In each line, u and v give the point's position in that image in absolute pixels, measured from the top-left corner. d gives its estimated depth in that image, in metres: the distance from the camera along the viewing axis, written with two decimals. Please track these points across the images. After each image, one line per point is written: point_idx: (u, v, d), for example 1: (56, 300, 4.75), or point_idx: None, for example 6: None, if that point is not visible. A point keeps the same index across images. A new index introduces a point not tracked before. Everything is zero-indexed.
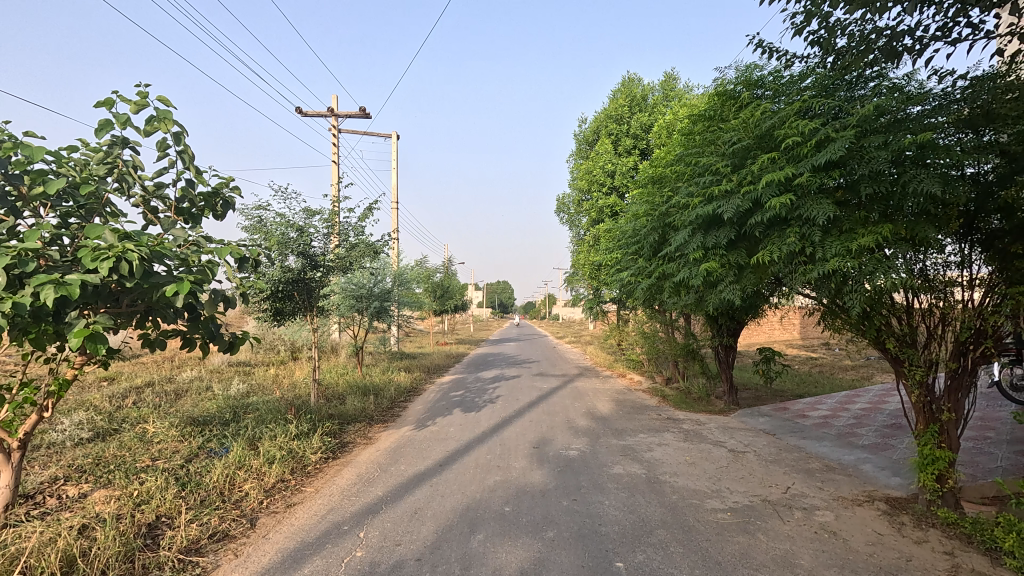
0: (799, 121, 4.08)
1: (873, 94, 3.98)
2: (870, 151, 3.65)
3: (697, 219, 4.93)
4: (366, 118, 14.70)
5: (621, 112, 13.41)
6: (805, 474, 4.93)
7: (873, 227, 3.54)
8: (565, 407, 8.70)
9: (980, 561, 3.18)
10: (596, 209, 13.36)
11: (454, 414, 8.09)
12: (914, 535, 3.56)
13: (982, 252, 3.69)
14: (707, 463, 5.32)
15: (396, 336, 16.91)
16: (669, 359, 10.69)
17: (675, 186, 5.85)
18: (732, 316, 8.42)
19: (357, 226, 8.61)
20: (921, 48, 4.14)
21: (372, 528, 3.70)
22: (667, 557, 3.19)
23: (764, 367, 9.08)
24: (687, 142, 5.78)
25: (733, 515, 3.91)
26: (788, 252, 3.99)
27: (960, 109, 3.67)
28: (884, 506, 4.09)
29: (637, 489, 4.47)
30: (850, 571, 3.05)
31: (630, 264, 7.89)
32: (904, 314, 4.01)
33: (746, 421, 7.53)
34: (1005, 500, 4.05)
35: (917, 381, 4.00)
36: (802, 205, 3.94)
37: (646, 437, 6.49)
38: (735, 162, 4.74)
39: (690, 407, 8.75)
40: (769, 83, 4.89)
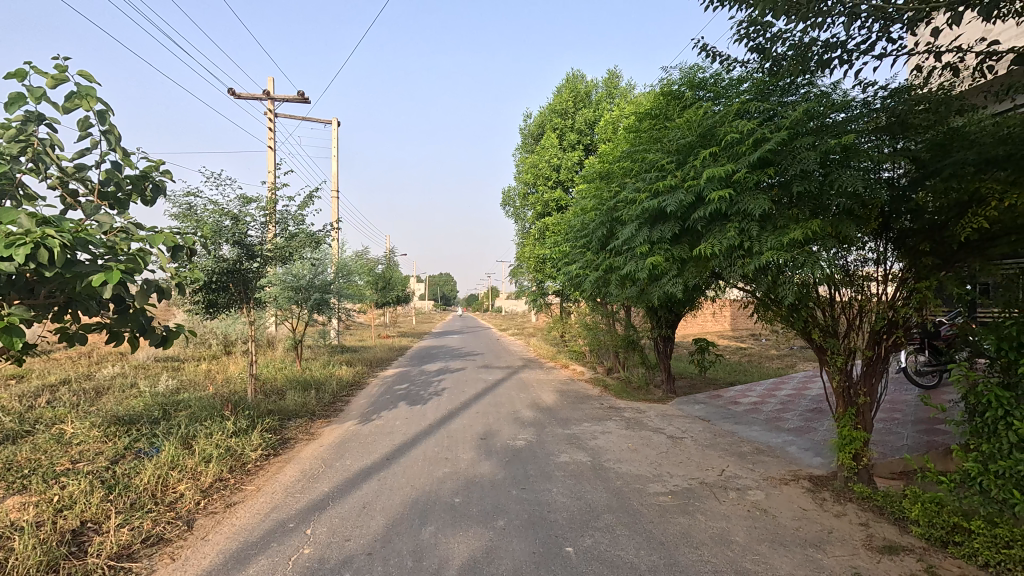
0: (739, 122, 4.25)
1: (804, 99, 4.22)
2: (802, 151, 3.87)
3: (643, 213, 5.04)
4: (305, 103, 14.12)
5: (565, 107, 13.57)
6: (738, 457, 5.23)
7: (804, 222, 3.76)
8: (510, 398, 8.79)
9: (890, 530, 3.50)
10: (541, 203, 13.48)
11: (399, 407, 7.99)
12: (834, 509, 3.87)
13: (895, 250, 4.04)
14: (647, 449, 5.55)
15: (336, 329, 16.49)
16: (611, 350, 11.00)
17: (622, 182, 5.93)
18: (672, 308, 8.77)
19: (297, 215, 8.22)
20: (848, 59, 4.42)
21: (320, 525, 3.61)
22: (614, 540, 3.31)
23: (699, 357, 9.54)
24: (633, 139, 5.85)
25: (674, 497, 4.10)
26: (727, 246, 4.17)
27: (878, 118, 4.00)
28: (808, 484, 4.42)
29: (583, 476, 4.60)
30: (780, 544, 3.28)
31: (577, 257, 8.00)
32: (828, 307, 4.32)
33: (683, 408, 7.89)
34: (911, 475, 4.46)
35: (837, 368, 4.33)
36: (740, 201, 4.10)
37: (590, 426, 6.67)
38: (680, 160, 4.85)
39: (631, 396, 9.07)
40: (710, 86, 5.06)
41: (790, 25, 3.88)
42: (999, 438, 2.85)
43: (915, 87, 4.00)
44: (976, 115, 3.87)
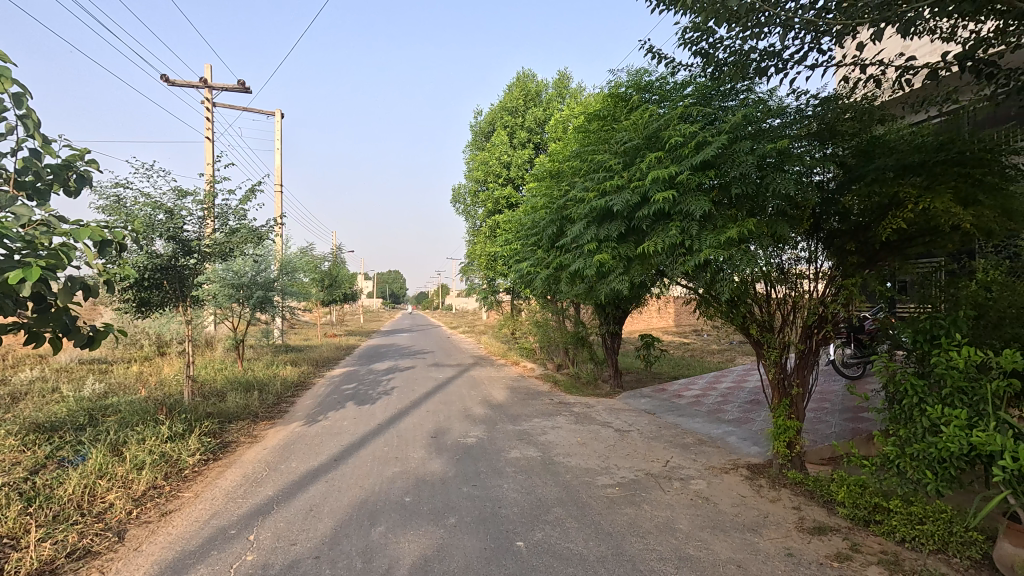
0: (682, 125, 4.37)
1: (743, 105, 4.39)
2: (741, 155, 4.03)
3: (592, 212, 5.13)
4: (246, 92, 13.53)
5: (516, 105, 13.64)
6: (681, 448, 5.43)
7: (741, 223, 3.93)
8: (461, 396, 8.76)
9: (819, 512, 3.73)
10: (492, 200, 13.46)
11: (346, 407, 7.81)
12: (770, 495, 4.09)
13: (825, 249, 4.28)
14: (596, 442, 5.67)
15: (280, 328, 15.93)
16: (560, 347, 11.15)
17: (571, 182, 6.00)
18: (620, 306, 8.98)
19: (237, 209, 7.87)
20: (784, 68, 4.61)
21: (264, 530, 3.49)
22: (564, 532, 3.37)
23: (645, 352, 9.83)
24: (582, 138, 5.91)
25: (621, 489, 4.21)
26: (671, 245, 4.29)
27: (810, 124, 4.22)
28: (746, 472, 4.65)
29: (533, 471, 4.66)
30: (720, 530, 3.44)
31: (528, 255, 8.04)
32: (765, 303, 4.54)
33: (629, 402, 8.11)
34: (839, 460, 4.75)
35: (773, 361, 4.56)
36: (683, 202, 4.22)
37: (540, 421, 6.74)
38: (626, 160, 4.94)
39: (580, 391, 9.23)
40: (656, 89, 5.17)
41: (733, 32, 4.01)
42: (915, 424, 3.07)
43: (842, 96, 4.24)
44: (896, 124, 4.15)
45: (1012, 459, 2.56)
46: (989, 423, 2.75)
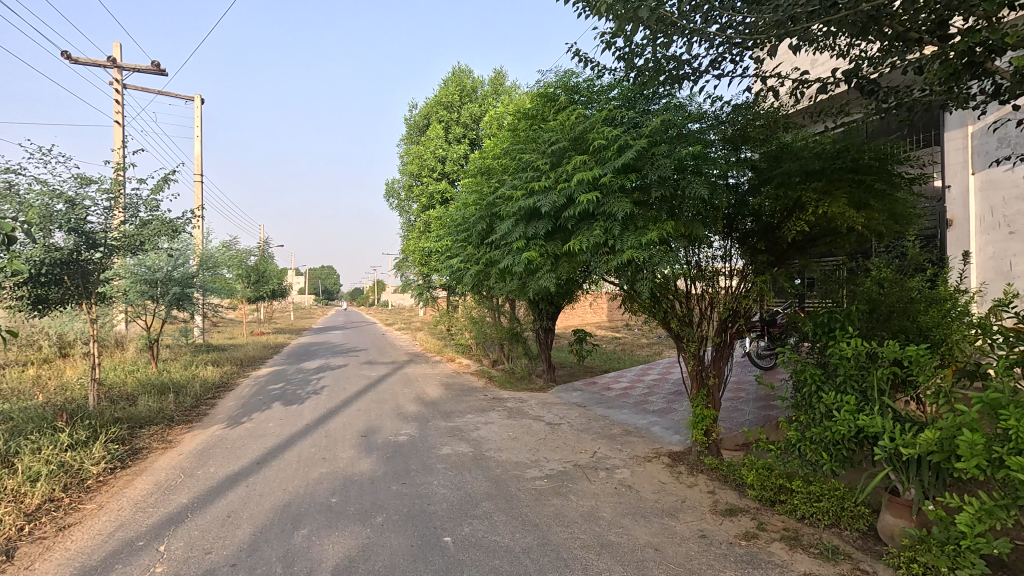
0: (605, 128, 4.49)
1: (664, 109, 4.55)
2: (660, 158, 4.19)
3: (520, 210, 5.19)
4: (161, 74, 12.64)
5: (451, 100, 13.58)
6: (608, 439, 5.62)
7: (660, 224, 4.10)
8: (394, 393, 8.63)
9: (732, 495, 3.98)
10: (426, 195, 13.32)
11: (272, 408, 7.52)
12: (688, 481, 4.32)
13: (739, 248, 4.55)
14: (527, 436, 5.77)
15: (201, 327, 15.05)
16: (496, 343, 11.22)
17: (500, 179, 6.03)
18: (553, 302, 9.15)
19: (149, 200, 7.36)
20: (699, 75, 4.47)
21: (176, 539, 3.31)
22: (491, 526, 3.41)
23: (578, 347, 10.08)
24: (512, 136, 5.91)
25: (549, 481, 4.31)
26: (594, 244, 4.41)
27: (725, 129, 4.46)
28: (667, 459, 4.88)
29: (464, 466, 4.67)
30: (641, 516, 3.59)
31: (459, 251, 8.02)
32: (685, 299, 4.77)
33: (561, 396, 8.29)
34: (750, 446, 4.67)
35: (692, 354, 4.80)
36: (606, 203, 4.33)
37: (473, 417, 6.76)
38: (553, 160, 5.02)
39: (514, 386, 9.33)
40: (583, 90, 5.26)
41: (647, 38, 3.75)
42: (814, 409, 3.33)
43: (753, 103, 4.49)
44: (801, 133, 4.45)
45: (893, 439, 2.83)
46: (874, 407, 3.03)
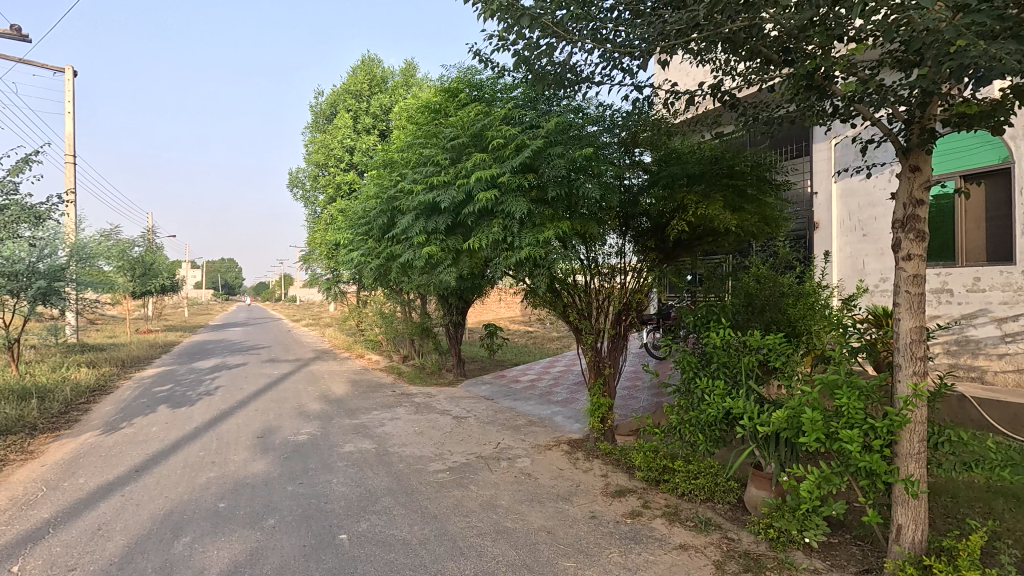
0: (504, 127, 4.60)
1: (561, 111, 4.71)
2: (555, 158, 4.36)
3: (420, 205, 5.19)
4: (22, 40, 11.21)
5: (360, 89, 13.22)
6: (512, 430, 5.76)
7: (555, 222, 4.29)
8: (296, 392, 8.29)
9: (622, 477, 4.25)
10: (333, 186, 12.88)
11: (157, 412, 6.96)
12: (584, 466, 4.54)
13: (632, 246, 4.85)
14: (432, 430, 5.78)
15: (74, 325, 13.54)
16: (406, 338, 11.09)
17: (401, 173, 5.96)
18: (463, 297, 9.20)
19: (5, 182, 6.54)
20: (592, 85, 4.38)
21: (33, 558, 3.01)
22: (390, 520, 3.41)
23: (488, 341, 10.21)
24: (413, 129, 5.87)
25: (451, 473, 4.37)
26: (493, 240, 4.53)
27: (620, 133, 4.70)
28: (566, 447, 5.10)
29: (366, 463, 4.61)
30: (537, 501, 3.75)
31: (360, 245, 7.82)
32: (584, 293, 5.00)
33: (470, 390, 8.36)
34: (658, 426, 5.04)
35: (590, 346, 5.04)
36: (504, 201, 4.45)
37: (379, 414, 6.66)
38: (454, 156, 5.06)
39: (423, 382, 9.29)
40: (486, 88, 5.31)
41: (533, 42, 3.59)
42: (691, 395, 3.65)
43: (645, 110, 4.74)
44: (688, 138, 4.79)
45: (754, 419, 3.18)
46: (741, 391, 3.37)
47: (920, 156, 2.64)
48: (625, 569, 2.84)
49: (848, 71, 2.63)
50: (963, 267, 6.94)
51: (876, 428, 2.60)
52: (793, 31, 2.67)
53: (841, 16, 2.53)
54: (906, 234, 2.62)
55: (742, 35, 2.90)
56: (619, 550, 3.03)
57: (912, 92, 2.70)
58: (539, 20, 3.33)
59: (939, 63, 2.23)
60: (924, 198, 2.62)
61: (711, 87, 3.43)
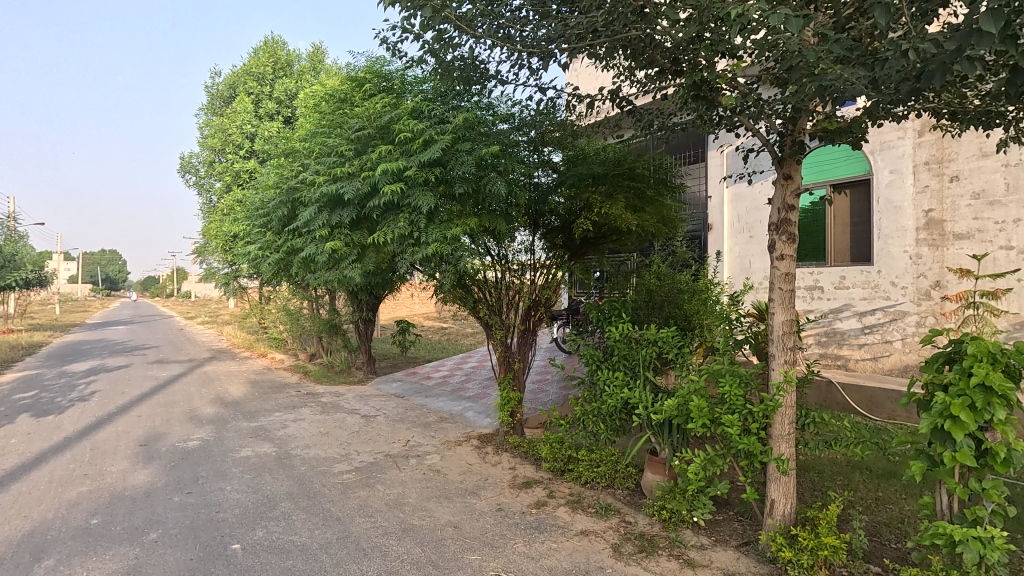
0: (412, 120, 4.52)
1: (470, 108, 4.71)
2: (463, 154, 4.36)
3: (323, 197, 5.00)
4: None
5: (262, 71, 12.47)
6: (422, 427, 5.71)
7: (462, 218, 4.29)
8: (188, 395, 7.68)
9: (529, 468, 4.34)
10: (231, 173, 12.05)
11: (17, 422, 6.16)
12: (492, 460, 4.59)
13: (541, 243, 4.95)
14: (338, 431, 5.59)
15: None
16: (312, 335, 10.61)
17: (303, 163, 5.70)
18: (373, 292, 8.97)
19: None
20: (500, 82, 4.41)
21: None
22: (289, 526, 3.26)
23: (400, 338, 10.02)
24: (316, 118, 5.63)
25: (357, 473, 4.25)
26: (399, 235, 4.46)
27: (529, 132, 4.77)
28: (476, 442, 5.13)
29: (264, 468, 4.37)
30: (445, 498, 3.74)
31: (258, 237, 7.38)
32: (493, 289, 5.05)
33: (380, 387, 8.18)
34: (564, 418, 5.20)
35: (499, 341, 5.11)
36: (411, 195, 4.40)
37: (281, 415, 6.34)
38: (359, 148, 4.92)
39: (330, 381, 8.95)
40: (394, 78, 5.18)
41: (437, 35, 3.57)
42: (594, 386, 3.81)
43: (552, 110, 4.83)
44: (594, 140, 4.97)
45: (649, 408, 3.38)
46: (638, 381, 3.57)
47: (792, 167, 2.92)
48: (529, 557, 2.91)
49: (730, 84, 2.84)
50: (832, 267, 7.75)
51: (754, 413, 2.86)
52: (683, 43, 2.85)
53: (723, 35, 2.74)
54: (780, 236, 2.89)
55: (638, 43, 3.07)
56: (523, 540, 3.11)
57: (785, 107, 2.98)
58: (441, 13, 3.32)
59: (804, 83, 2.48)
60: (794, 204, 2.90)
61: (611, 92, 3.59)
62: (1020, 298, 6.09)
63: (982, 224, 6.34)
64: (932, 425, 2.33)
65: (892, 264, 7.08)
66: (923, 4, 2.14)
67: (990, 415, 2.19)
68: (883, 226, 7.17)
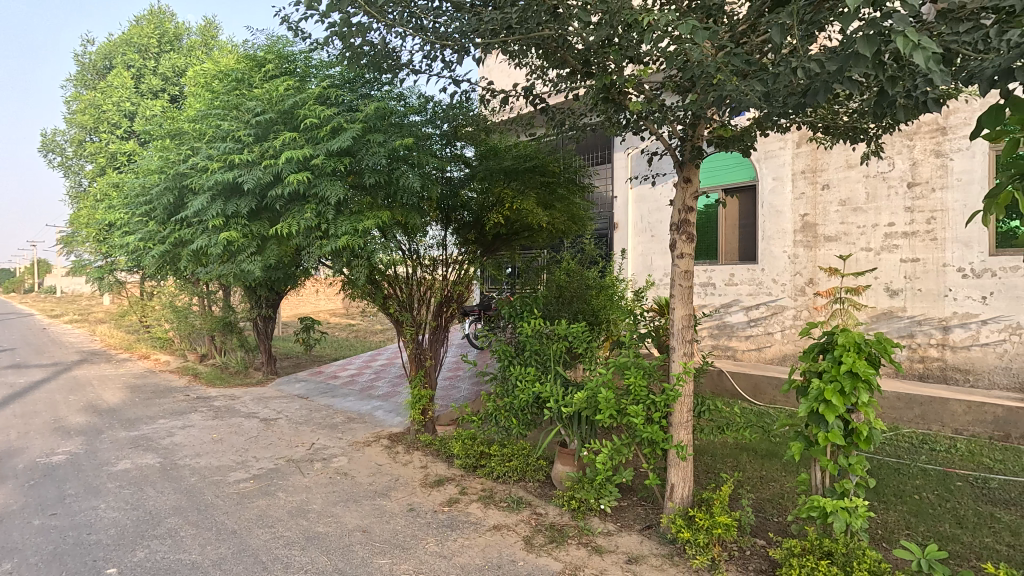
0: (318, 107, 4.28)
1: (381, 97, 4.54)
2: (374, 145, 4.20)
3: (217, 184, 4.61)
4: None
5: (144, 43, 11.29)
6: (328, 429, 5.46)
7: (374, 211, 4.15)
8: (52, 403, 6.79)
9: (442, 466, 4.30)
10: (106, 155, 10.80)
11: None
12: (403, 459, 4.49)
13: (453, 238, 4.90)
14: (234, 436, 5.20)
15: None
16: (204, 334, 9.79)
17: (193, 147, 5.23)
18: (273, 288, 8.43)
19: None
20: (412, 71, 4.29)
21: None
22: (176, 543, 2.99)
23: (304, 336, 9.51)
24: (208, 97, 5.18)
25: (256, 481, 3.98)
26: (306, 227, 4.22)
27: (442, 125, 4.69)
28: (386, 442, 4.99)
29: (146, 481, 3.96)
30: (353, 501, 3.60)
31: (139, 227, 6.67)
32: (404, 285, 4.93)
33: (281, 389, 7.73)
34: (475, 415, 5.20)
35: (410, 338, 5.00)
36: (318, 184, 4.18)
37: (167, 422, 5.79)
38: (259, 133, 4.58)
39: (224, 383, 8.31)
40: (298, 61, 4.89)
41: (345, 19, 3.39)
42: (506, 381, 3.84)
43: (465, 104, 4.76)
44: (507, 136, 4.99)
45: (559, 401, 3.46)
46: (549, 375, 3.64)
47: (692, 170, 3.10)
48: (441, 556, 2.88)
49: (638, 89, 2.97)
50: (723, 265, 8.38)
51: (656, 403, 3.02)
52: (595, 46, 2.93)
53: (631, 41, 2.85)
54: (680, 235, 3.06)
55: (551, 43, 3.11)
56: (435, 539, 3.06)
57: (686, 113, 3.15)
58: None
59: (705, 92, 2.64)
60: (693, 206, 3.09)
61: (525, 90, 3.62)
62: (876, 294, 6.93)
63: (847, 228, 7.14)
64: (809, 409, 2.58)
65: (773, 263, 7.78)
66: (805, 27, 2.35)
67: (856, 398, 2.46)
68: (767, 228, 7.86)
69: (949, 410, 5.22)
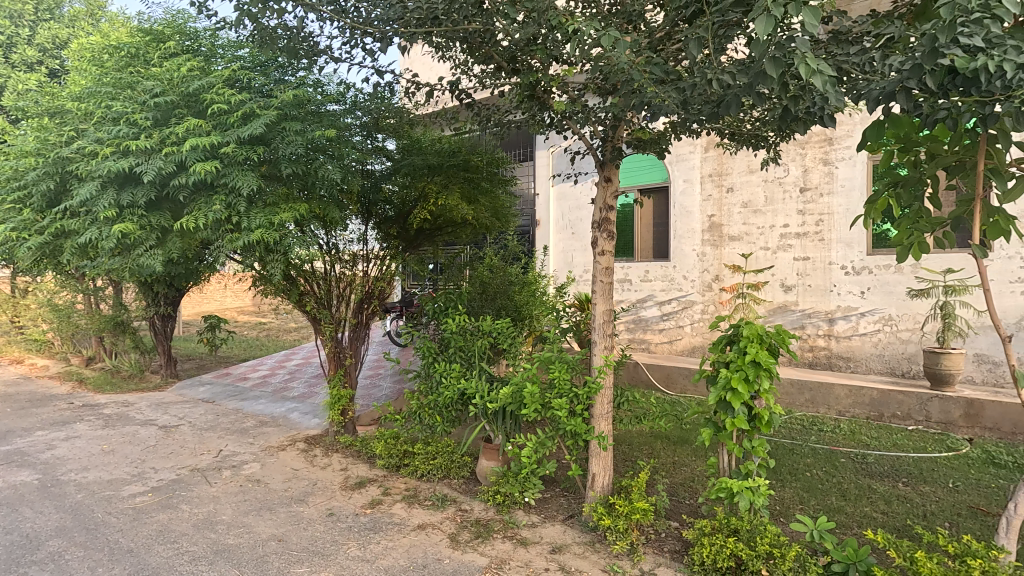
0: (227, 91, 4.00)
1: (296, 84, 4.31)
2: (290, 134, 3.99)
3: (108, 171, 4.18)
4: None
5: (15, 7, 10.00)
6: (238, 434, 5.13)
7: (291, 204, 3.95)
8: None
9: (363, 468, 4.17)
10: None
11: None
12: (321, 463, 4.31)
13: (374, 232, 4.76)
14: (128, 447, 4.75)
15: None
16: (91, 335, 8.85)
17: (77, 127, 4.70)
18: (173, 284, 7.78)
19: None
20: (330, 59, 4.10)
21: None
22: (60, 568, 2.69)
23: (208, 335, 8.86)
24: (95, 73, 4.67)
25: (155, 494, 3.66)
26: (214, 220, 3.93)
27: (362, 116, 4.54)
28: (302, 445, 4.77)
29: (22, 501, 3.53)
30: (267, 510, 3.41)
31: (10, 215, 5.89)
32: (322, 281, 4.72)
33: (184, 393, 7.16)
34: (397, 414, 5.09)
35: (329, 336, 4.80)
36: (228, 174, 3.90)
37: (46, 434, 5.18)
38: (158, 117, 4.20)
39: (116, 388, 7.57)
40: (202, 40, 4.53)
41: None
42: (431, 380, 3.79)
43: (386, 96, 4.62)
44: (430, 129, 4.91)
45: (484, 397, 3.46)
46: (474, 372, 3.64)
47: (612, 170, 3.21)
48: (363, 560, 2.80)
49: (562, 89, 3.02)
50: (638, 262, 8.75)
51: (578, 396, 3.11)
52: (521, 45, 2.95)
53: (556, 42, 2.90)
54: (601, 233, 3.16)
55: (476, 39, 3.10)
56: (357, 543, 2.97)
57: (606, 114, 3.25)
58: None
59: (625, 95, 2.73)
60: (613, 204, 3.20)
61: (450, 84, 3.57)
62: (773, 290, 7.53)
63: (749, 228, 7.70)
64: (718, 397, 2.75)
65: (684, 260, 8.25)
66: (717, 39, 2.49)
67: (759, 385, 2.67)
68: (678, 227, 8.31)
69: (834, 394, 5.79)
